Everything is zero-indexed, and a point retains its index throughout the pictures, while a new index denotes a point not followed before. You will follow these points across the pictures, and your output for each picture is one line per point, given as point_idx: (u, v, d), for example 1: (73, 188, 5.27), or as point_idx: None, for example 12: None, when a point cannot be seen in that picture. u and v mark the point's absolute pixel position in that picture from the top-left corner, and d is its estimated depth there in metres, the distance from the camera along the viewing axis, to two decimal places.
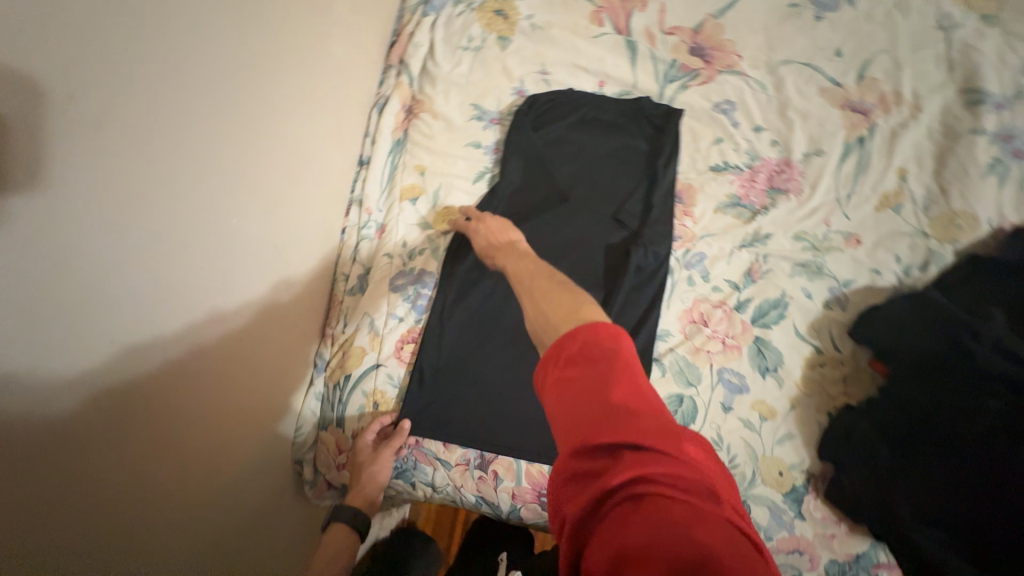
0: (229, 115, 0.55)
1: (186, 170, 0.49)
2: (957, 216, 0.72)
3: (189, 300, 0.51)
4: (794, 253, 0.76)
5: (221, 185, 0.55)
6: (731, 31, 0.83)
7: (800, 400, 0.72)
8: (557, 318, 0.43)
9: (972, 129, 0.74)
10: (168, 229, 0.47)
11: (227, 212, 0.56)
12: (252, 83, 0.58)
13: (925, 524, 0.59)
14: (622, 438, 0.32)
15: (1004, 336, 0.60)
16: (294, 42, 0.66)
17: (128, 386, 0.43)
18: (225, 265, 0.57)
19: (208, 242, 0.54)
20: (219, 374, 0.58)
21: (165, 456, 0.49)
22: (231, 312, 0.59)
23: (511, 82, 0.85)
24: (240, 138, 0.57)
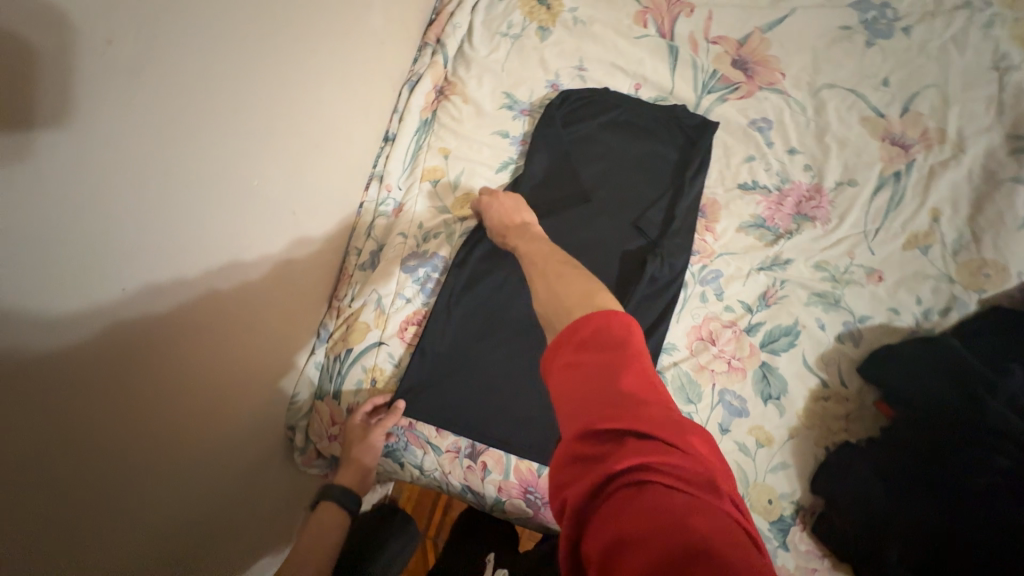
0: (261, 76, 0.54)
1: (213, 126, 0.49)
2: (986, 264, 0.70)
3: (203, 257, 0.51)
4: (812, 281, 0.75)
5: (246, 146, 0.55)
6: (778, 48, 0.81)
7: (799, 430, 0.71)
8: (574, 306, 0.43)
9: (1014, 177, 0.71)
10: (191, 185, 0.47)
11: (250, 173, 0.56)
12: (288, 46, 0.57)
13: (914, 572, 0.59)
14: (629, 425, 0.33)
15: (1020, 394, 0.59)
16: (334, 8, 0.65)
17: (134, 335, 0.43)
18: (243, 227, 0.57)
19: (230, 202, 0.54)
20: (227, 329, 0.58)
21: (175, 393, 0.51)
22: (244, 274, 0.59)
23: (546, 75, 0.84)
24: (270, 101, 0.57)
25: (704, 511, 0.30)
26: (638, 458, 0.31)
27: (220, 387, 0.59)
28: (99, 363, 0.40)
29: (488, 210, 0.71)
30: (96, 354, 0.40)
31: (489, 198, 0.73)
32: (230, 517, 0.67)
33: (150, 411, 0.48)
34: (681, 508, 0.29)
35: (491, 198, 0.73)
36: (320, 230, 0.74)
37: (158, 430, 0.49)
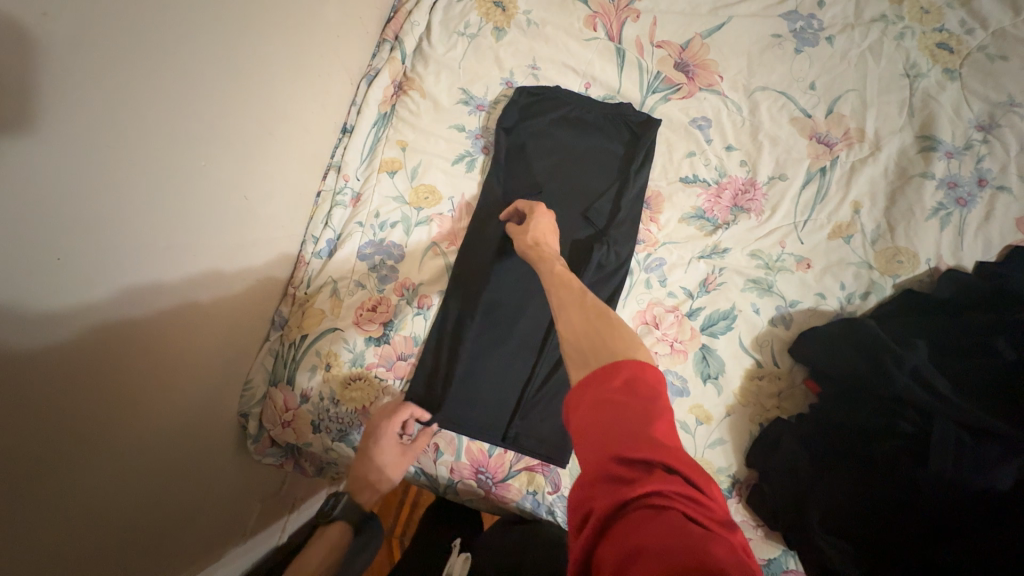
0: (209, 60, 0.56)
1: (156, 106, 0.50)
2: (899, 252, 0.77)
3: (145, 233, 0.52)
4: (748, 269, 0.80)
5: (195, 129, 0.56)
6: (716, 52, 0.86)
7: (735, 408, 0.75)
8: (610, 343, 0.44)
9: (923, 173, 0.78)
10: (132, 162, 0.49)
11: (196, 154, 0.57)
12: (238, 34, 0.59)
13: (832, 534, 0.63)
14: (659, 458, 0.35)
15: (924, 366, 0.63)
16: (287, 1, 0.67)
17: (79, 311, 0.46)
18: (192, 207, 0.58)
19: (175, 182, 0.55)
20: (182, 319, 0.60)
21: (128, 376, 0.54)
22: (193, 255, 0.60)
23: (501, 73, 0.87)
24: (220, 86, 0.58)
25: (720, 540, 0.32)
26: (662, 486, 0.34)
27: (173, 377, 0.61)
28: (54, 341, 0.44)
29: (535, 219, 0.70)
30: (45, 327, 0.43)
31: (543, 211, 0.72)
32: (183, 503, 0.69)
33: (100, 398, 0.51)
34: (697, 533, 0.31)
35: (543, 211, 0.72)
36: (276, 217, 0.76)
37: (103, 419, 0.52)
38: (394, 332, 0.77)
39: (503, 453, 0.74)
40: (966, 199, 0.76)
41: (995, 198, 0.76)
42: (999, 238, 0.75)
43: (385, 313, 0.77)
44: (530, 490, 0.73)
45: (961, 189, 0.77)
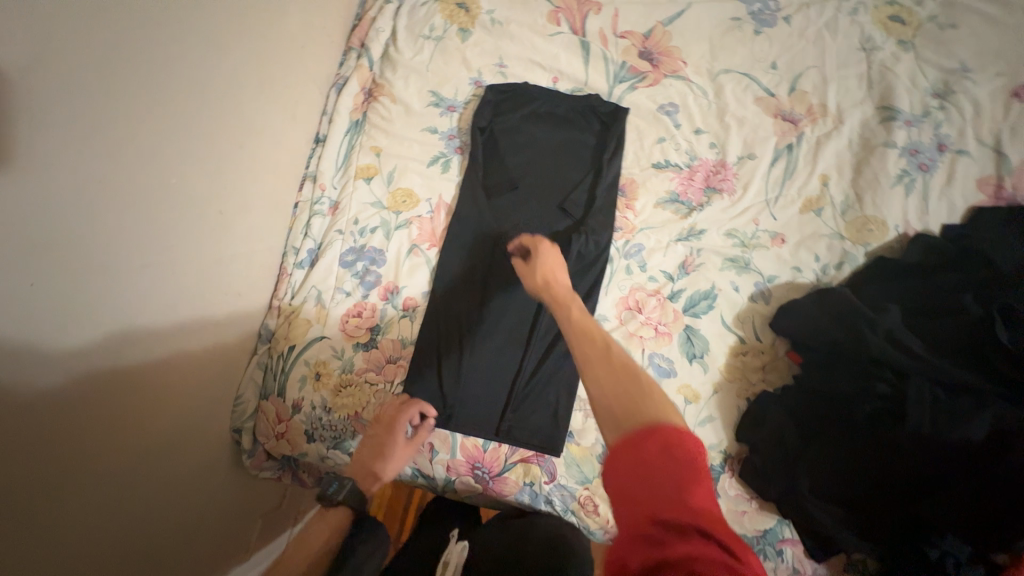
0: (173, 77, 0.56)
1: (123, 126, 0.50)
2: (869, 220, 0.78)
3: (119, 253, 0.52)
4: (725, 248, 0.81)
5: (165, 147, 0.56)
6: (678, 39, 0.88)
7: (722, 384, 0.76)
8: (633, 391, 0.42)
9: (885, 142, 0.80)
10: (101, 181, 0.49)
11: (166, 171, 0.57)
12: (200, 49, 0.59)
13: (824, 500, 0.65)
14: (693, 522, 0.33)
15: (897, 328, 0.64)
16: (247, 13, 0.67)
17: (62, 332, 0.46)
18: (167, 223, 0.58)
19: (149, 200, 0.55)
20: (169, 338, 0.61)
21: (123, 393, 0.55)
22: (171, 272, 0.60)
23: (469, 73, 0.88)
24: (187, 103, 0.59)
25: None
26: (700, 564, 0.31)
27: (172, 391, 0.62)
28: (40, 364, 0.44)
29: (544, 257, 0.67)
30: (29, 350, 0.43)
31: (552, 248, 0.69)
32: (182, 521, 0.69)
33: (100, 413, 0.52)
34: None
35: (550, 249, 0.69)
36: (253, 228, 0.76)
37: (101, 436, 0.53)
38: (381, 336, 0.78)
39: (498, 447, 0.75)
40: (928, 164, 0.78)
41: (955, 161, 0.78)
42: (963, 200, 0.77)
43: (371, 318, 0.78)
44: (527, 482, 0.74)
45: (922, 155, 0.79)
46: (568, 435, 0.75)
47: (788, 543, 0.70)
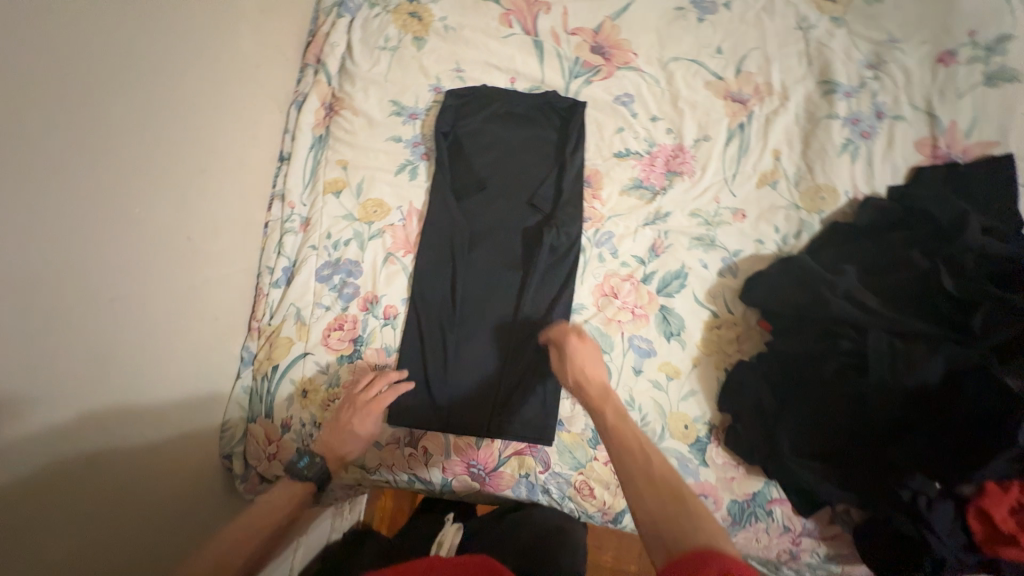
0: (112, 108, 0.56)
1: (61, 159, 0.51)
2: (821, 188, 0.83)
3: (70, 286, 0.52)
4: (690, 228, 0.84)
5: (112, 177, 0.57)
6: (627, 31, 0.91)
7: (700, 358, 0.79)
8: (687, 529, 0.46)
9: (828, 114, 0.84)
10: (39, 214, 0.49)
11: (115, 201, 0.57)
12: (139, 76, 0.60)
13: (804, 457, 0.68)
14: None
15: (854, 287, 0.68)
16: (190, 38, 0.67)
17: (12, 370, 0.46)
18: (123, 253, 0.59)
19: (98, 230, 0.55)
20: (133, 365, 0.61)
21: (97, 413, 0.55)
22: (131, 302, 0.60)
23: (428, 80, 0.89)
24: (132, 132, 0.59)
25: None
26: None
27: (146, 415, 0.62)
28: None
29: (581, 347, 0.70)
30: None
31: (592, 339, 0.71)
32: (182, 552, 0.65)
33: (76, 438, 0.52)
34: None
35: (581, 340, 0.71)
36: (222, 252, 0.76)
37: (87, 447, 0.53)
38: (364, 346, 0.78)
39: (491, 443, 0.76)
40: (869, 131, 0.83)
41: (893, 127, 0.83)
42: (904, 162, 0.81)
43: (352, 330, 0.79)
44: (523, 473, 0.76)
45: (863, 123, 0.84)
46: (558, 424, 0.77)
47: (776, 502, 0.73)
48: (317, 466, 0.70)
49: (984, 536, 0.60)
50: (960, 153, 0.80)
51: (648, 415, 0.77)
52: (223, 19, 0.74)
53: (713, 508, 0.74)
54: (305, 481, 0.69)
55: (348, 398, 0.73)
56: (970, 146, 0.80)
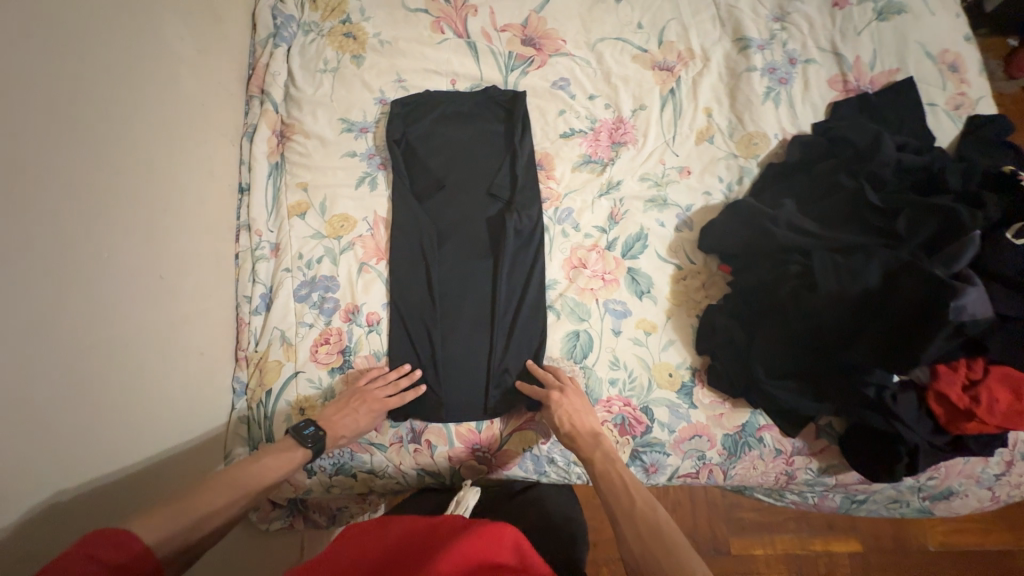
0: (77, 161, 0.59)
1: (32, 213, 0.53)
2: (753, 136, 0.89)
3: (58, 332, 0.54)
4: (643, 192, 0.89)
5: (84, 226, 0.59)
6: (553, 21, 0.97)
7: (673, 310, 0.84)
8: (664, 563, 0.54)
9: (747, 68, 0.91)
10: (19, 267, 0.51)
11: (89, 247, 0.60)
12: (97, 128, 0.63)
13: (778, 378, 0.73)
14: None
15: (793, 217, 0.74)
16: (138, 87, 0.70)
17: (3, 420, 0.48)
18: (97, 299, 0.60)
19: (67, 278, 0.56)
20: (121, 405, 0.62)
21: (89, 444, 0.58)
22: (110, 345, 0.61)
23: (372, 94, 0.92)
24: (97, 180, 0.62)
25: None
26: None
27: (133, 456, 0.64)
28: None
29: (565, 400, 0.74)
30: None
31: (573, 391, 0.75)
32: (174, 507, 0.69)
33: (67, 472, 0.55)
34: None
35: (563, 394, 0.75)
36: (197, 288, 0.78)
37: (79, 470, 0.56)
38: (353, 356, 0.80)
39: (491, 425, 0.79)
40: (786, 77, 0.90)
41: (807, 70, 0.90)
42: (821, 100, 0.89)
43: (339, 342, 0.80)
44: (526, 447, 0.79)
45: (780, 71, 0.91)
46: None
47: (765, 429, 0.78)
48: (318, 438, 0.69)
49: (947, 417, 0.66)
50: (868, 85, 0.88)
51: (634, 371, 0.81)
52: (163, 63, 0.76)
53: (708, 445, 0.79)
54: (304, 448, 0.68)
55: (356, 388, 0.76)
56: (875, 77, 0.88)
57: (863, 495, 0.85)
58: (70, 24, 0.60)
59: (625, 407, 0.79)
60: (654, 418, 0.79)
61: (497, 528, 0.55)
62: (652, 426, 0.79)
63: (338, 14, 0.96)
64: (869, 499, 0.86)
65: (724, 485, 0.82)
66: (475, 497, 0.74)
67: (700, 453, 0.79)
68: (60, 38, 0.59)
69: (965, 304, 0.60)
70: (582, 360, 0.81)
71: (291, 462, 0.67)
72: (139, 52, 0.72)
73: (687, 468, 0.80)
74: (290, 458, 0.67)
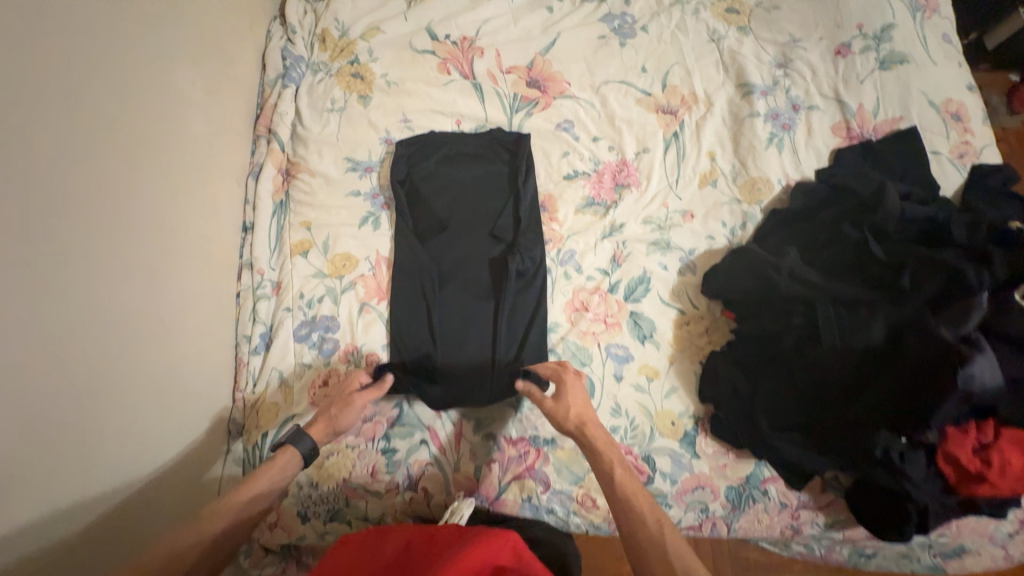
0: (86, 211, 0.60)
1: (40, 266, 0.53)
2: (756, 181, 0.89)
3: (57, 386, 0.54)
4: (645, 234, 0.89)
5: (88, 274, 0.59)
6: (558, 64, 0.98)
7: (676, 356, 0.83)
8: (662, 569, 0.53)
9: (751, 113, 0.92)
10: (24, 323, 0.51)
11: (94, 295, 0.60)
12: (108, 176, 0.63)
13: (782, 431, 0.72)
14: None
15: (797, 267, 0.74)
16: (150, 131, 0.71)
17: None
18: (96, 345, 0.59)
19: (69, 328, 0.56)
20: (113, 453, 0.61)
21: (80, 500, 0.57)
22: (106, 393, 0.60)
23: (378, 134, 0.93)
24: (104, 227, 0.62)
25: None
26: None
27: (120, 503, 0.62)
28: None
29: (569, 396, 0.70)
30: None
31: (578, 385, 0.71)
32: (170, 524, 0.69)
33: (55, 533, 0.54)
34: None
35: (576, 383, 0.72)
36: (197, 327, 0.77)
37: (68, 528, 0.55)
38: None
39: (489, 472, 0.77)
40: (789, 123, 0.91)
41: (810, 117, 0.91)
42: (825, 147, 0.89)
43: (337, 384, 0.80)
44: (525, 497, 0.76)
45: (782, 117, 0.91)
46: (550, 443, 0.78)
47: (770, 481, 0.76)
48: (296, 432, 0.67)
49: (958, 477, 0.64)
50: (871, 132, 0.88)
51: (636, 418, 0.79)
52: (173, 105, 0.77)
53: (711, 497, 0.77)
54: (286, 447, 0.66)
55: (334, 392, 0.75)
56: (879, 125, 0.88)
57: (872, 550, 0.82)
58: (85, 73, 0.61)
59: (627, 455, 0.78)
60: (656, 469, 0.77)
61: (498, 536, 0.56)
62: (654, 476, 0.77)
63: (346, 55, 0.97)
64: (878, 554, 0.83)
65: (727, 538, 0.80)
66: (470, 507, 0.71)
67: (703, 505, 0.77)
68: (74, 87, 0.60)
69: (974, 372, 0.59)
70: None
71: (286, 465, 0.65)
72: (152, 95, 0.72)
73: (690, 520, 0.78)
74: (278, 459, 0.65)
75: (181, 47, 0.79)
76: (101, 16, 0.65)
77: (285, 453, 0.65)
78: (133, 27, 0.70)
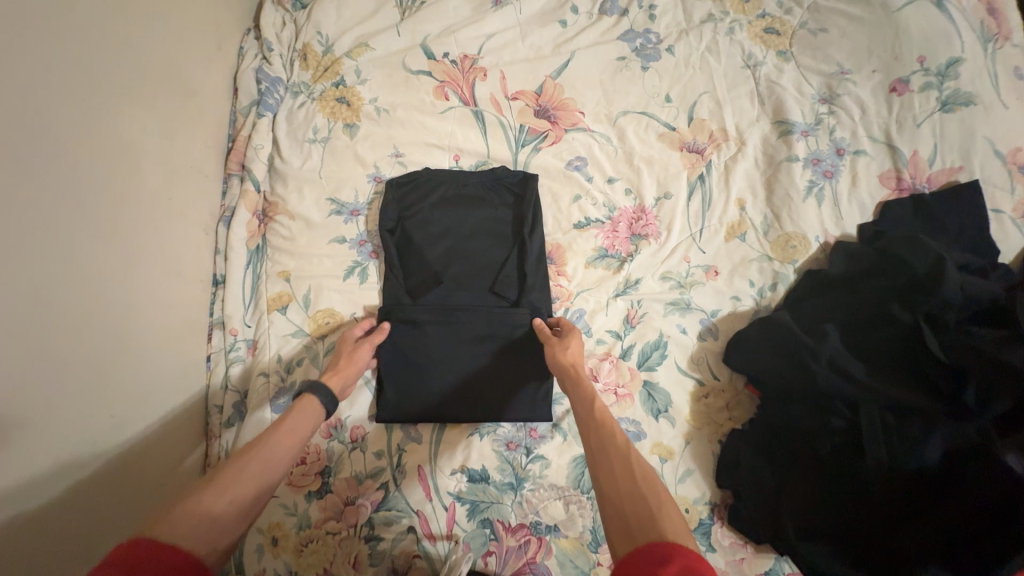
0: (36, 297, 0.50)
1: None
2: (791, 237, 0.79)
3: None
4: (664, 293, 0.79)
5: (40, 373, 0.50)
6: (571, 90, 0.87)
7: (692, 434, 0.73)
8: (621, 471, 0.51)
9: (788, 157, 0.81)
10: None
11: (50, 391, 0.51)
12: (60, 247, 0.54)
13: (806, 538, 0.64)
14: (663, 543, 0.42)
15: (838, 354, 0.66)
16: (110, 181, 0.61)
17: None
18: (52, 459, 0.51)
19: (15, 453, 0.47)
20: (74, 536, 0.53)
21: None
22: (61, 506, 0.52)
23: (365, 170, 0.83)
24: (58, 309, 0.53)
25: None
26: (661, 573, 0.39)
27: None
28: None
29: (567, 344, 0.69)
30: None
31: (574, 336, 0.70)
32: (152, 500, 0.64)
33: None
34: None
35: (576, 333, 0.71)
36: (167, 402, 0.69)
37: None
38: (333, 477, 0.72)
39: (484, 564, 0.69)
40: (831, 170, 0.80)
41: (855, 162, 0.80)
42: (871, 199, 0.79)
43: (318, 461, 0.72)
44: None
45: (825, 162, 0.80)
46: (552, 531, 0.70)
47: None
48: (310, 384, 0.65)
49: None
50: (925, 184, 0.78)
51: None
52: (137, 148, 0.66)
53: None
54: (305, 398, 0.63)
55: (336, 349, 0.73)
56: (934, 175, 0.78)
57: None
58: (31, 127, 0.51)
59: None
60: None
61: None
62: None
63: (331, 75, 0.86)
64: None
65: None
66: (467, 563, 0.66)
67: None
68: (16, 142, 0.49)
69: None
70: (590, 492, 0.73)
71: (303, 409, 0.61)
72: (113, 140, 0.62)
73: None
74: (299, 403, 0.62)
75: (143, 79, 0.68)
76: (49, 48, 0.54)
77: (302, 398, 0.62)
78: (87, 64, 0.59)
